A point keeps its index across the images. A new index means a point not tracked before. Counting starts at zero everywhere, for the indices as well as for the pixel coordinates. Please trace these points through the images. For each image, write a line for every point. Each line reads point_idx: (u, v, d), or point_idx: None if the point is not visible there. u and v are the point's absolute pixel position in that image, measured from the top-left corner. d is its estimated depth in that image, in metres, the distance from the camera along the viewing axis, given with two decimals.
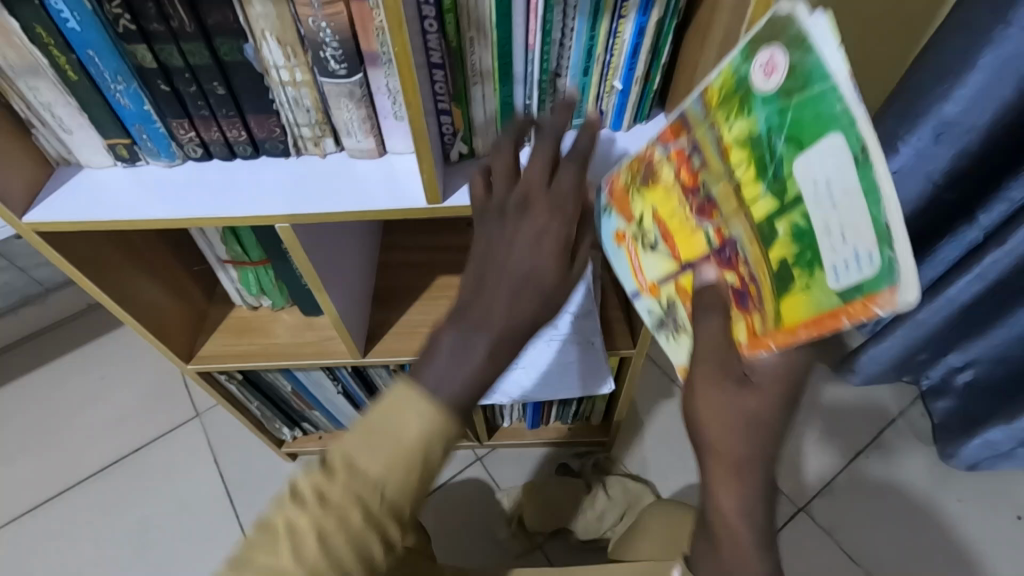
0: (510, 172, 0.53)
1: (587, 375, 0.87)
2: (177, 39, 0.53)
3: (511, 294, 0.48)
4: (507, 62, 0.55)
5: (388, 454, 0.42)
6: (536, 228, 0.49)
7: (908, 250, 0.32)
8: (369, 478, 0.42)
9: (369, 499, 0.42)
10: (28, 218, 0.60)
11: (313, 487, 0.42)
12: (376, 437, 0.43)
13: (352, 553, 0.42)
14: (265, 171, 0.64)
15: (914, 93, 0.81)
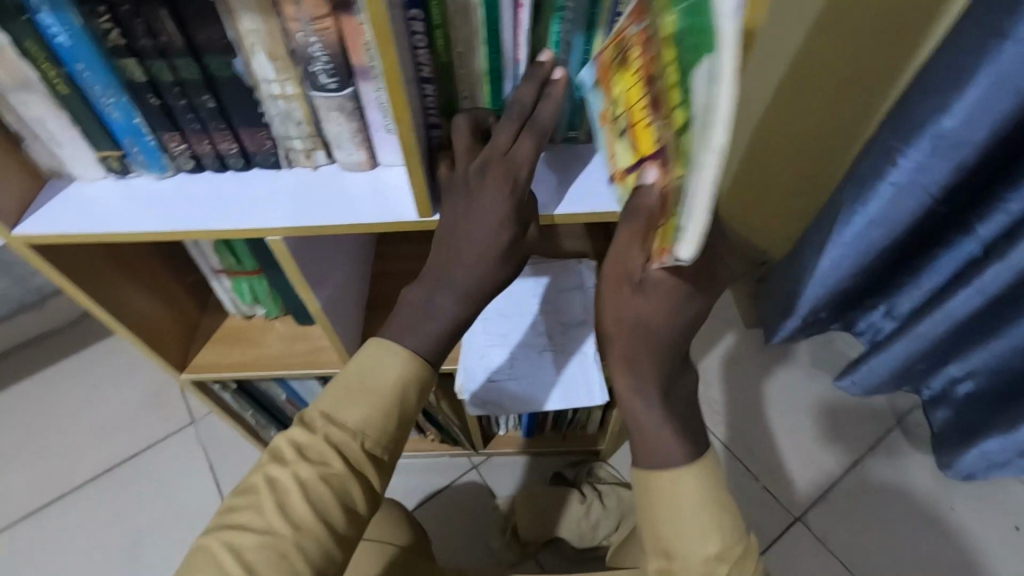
0: (472, 144, 0.55)
1: (571, 385, 0.84)
2: (167, 54, 0.53)
3: (474, 262, 0.54)
4: (496, 75, 0.55)
5: (365, 403, 0.52)
6: (493, 195, 0.53)
7: (706, 200, 0.39)
8: (347, 427, 0.52)
9: (347, 445, 0.51)
10: (18, 231, 0.60)
11: (294, 441, 0.50)
12: (356, 391, 0.52)
13: (334, 499, 0.50)
14: (256, 183, 0.64)
15: (914, 107, 0.83)
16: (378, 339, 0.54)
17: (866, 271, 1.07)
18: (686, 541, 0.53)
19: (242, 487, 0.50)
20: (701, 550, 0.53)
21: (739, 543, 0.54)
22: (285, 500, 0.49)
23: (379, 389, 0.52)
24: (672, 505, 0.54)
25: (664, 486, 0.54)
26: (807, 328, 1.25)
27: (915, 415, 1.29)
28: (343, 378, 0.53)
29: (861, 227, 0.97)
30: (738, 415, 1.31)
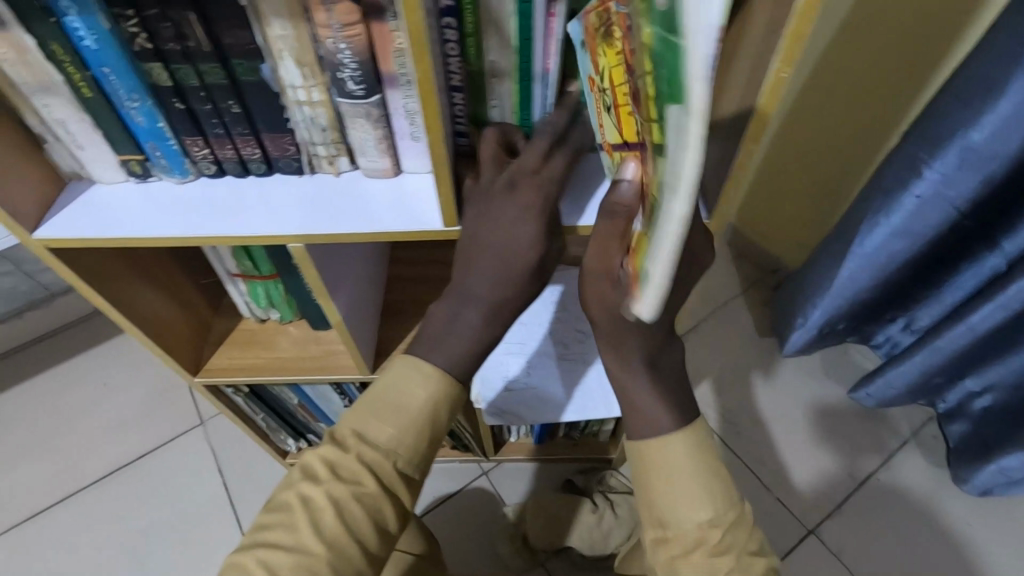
0: (498, 156, 0.54)
1: (589, 399, 0.83)
2: (194, 59, 0.52)
3: (496, 274, 0.55)
4: (527, 87, 0.53)
5: (398, 423, 0.55)
6: (520, 208, 0.53)
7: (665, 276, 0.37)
8: (379, 446, 0.54)
9: (380, 464, 0.54)
10: (39, 234, 0.59)
11: (329, 460, 0.53)
12: (384, 410, 0.55)
13: (365, 516, 0.53)
14: (277, 189, 0.63)
15: (942, 118, 0.82)
16: (411, 359, 0.57)
17: (887, 283, 1.06)
18: (679, 506, 0.54)
19: (274, 505, 0.53)
20: (694, 515, 0.53)
21: (733, 509, 0.54)
22: (318, 518, 0.51)
23: (413, 411, 0.55)
24: (664, 473, 0.55)
25: (654, 455, 0.55)
26: (822, 340, 1.22)
27: (931, 427, 1.25)
28: (376, 397, 0.56)
29: (882, 239, 0.96)
30: (755, 420, 1.26)
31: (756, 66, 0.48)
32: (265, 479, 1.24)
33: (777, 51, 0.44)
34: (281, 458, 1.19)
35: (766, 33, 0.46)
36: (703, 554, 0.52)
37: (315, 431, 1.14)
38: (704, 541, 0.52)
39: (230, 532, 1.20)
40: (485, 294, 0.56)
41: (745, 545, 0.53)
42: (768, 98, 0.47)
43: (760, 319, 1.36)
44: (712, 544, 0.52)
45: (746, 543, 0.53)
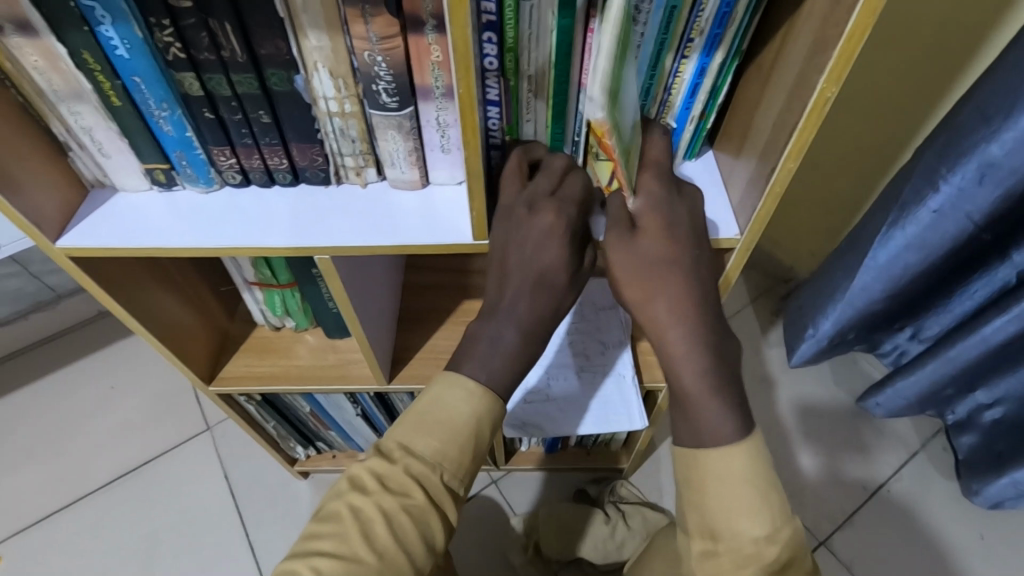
0: (517, 175, 0.57)
1: (613, 408, 0.82)
2: (227, 69, 0.52)
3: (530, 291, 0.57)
4: (561, 99, 0.55)
5: (443, 436, 0.54)
6: (545, 226, 0.56)
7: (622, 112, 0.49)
8: (426, 459, 0.54)
9: (427, 477, 0.53)
10: (62, 243, 0.58)
11: (376, 472, 0.53)
12: (431, 422, 0.54)
13: (415, 529, 0.53)
14: (302, 200, 0.62)
15: (960, 133, 0.81)
16: (453, 374, 0.56)
17: (899, 294, 1.03)
18: (735, 520, 0.52)
19: (321, 515, 0.53)
20: (749, 528, 0.51)
21: (789, 524, 0.52)
22: (369, 528, 0.52)
23: (457, 425, 0.54)
24: (720, 484, 0.53)
25: (710, 466, 0.53)
26: (831, 350, 1.20)
27: (939, 440, 1.25)
28: (421, 410, 0.55)
29: (896, 251, 0.95)
30: (766, 431, 1.26)
31: (800, 85, 0.47)
32: (274, 485, 1.23)
33: (823, 70, 0.44)
34: (290, 465, 1.18)
35: (811, 53, 0.46)
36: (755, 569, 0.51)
37: (326, 438, 1.13)
38: (754, 552, 0.51)
39: (237, 539, 1.18)
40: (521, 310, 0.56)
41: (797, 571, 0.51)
42: (811, 117, 0.47)
43: (770, 328, 1.37)
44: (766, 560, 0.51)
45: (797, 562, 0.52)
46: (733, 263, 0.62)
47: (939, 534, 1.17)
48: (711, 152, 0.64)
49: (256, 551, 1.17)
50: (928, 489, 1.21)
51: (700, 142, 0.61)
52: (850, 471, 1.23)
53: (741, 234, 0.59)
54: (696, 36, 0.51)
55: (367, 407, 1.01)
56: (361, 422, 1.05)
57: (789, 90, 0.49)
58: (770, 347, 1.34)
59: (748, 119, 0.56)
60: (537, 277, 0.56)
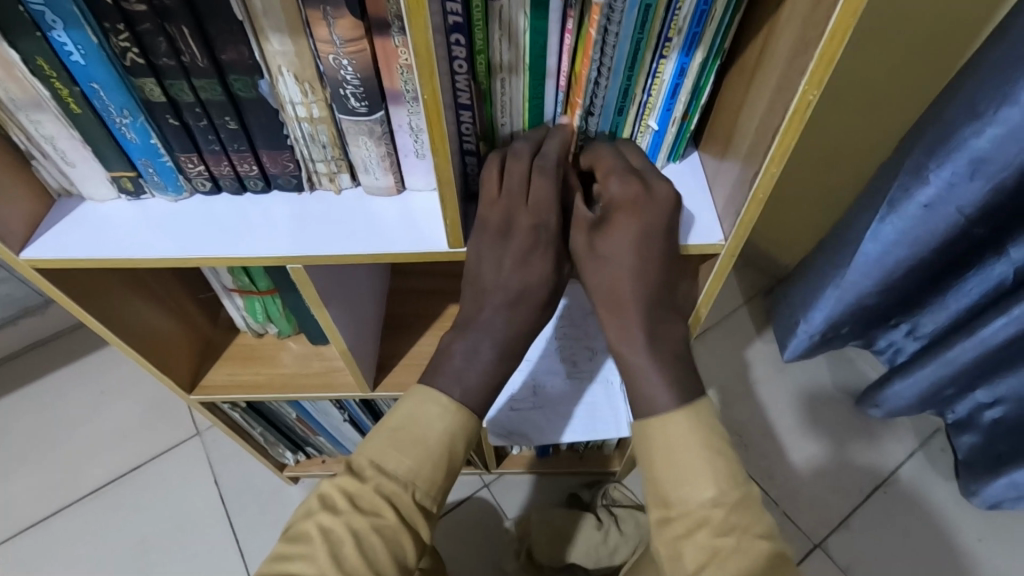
0: (493, 193, 0.55)
1: (600, 419, 0.80)
2: (189, 74, 0.50)
3: (509, 307, 0.58)
4: (536, 93, 0.53)
5: (414, 455, 0.54)
6: (523, 245, 0.56)
7: None
8: (398, 478, 0.54)
9: (399, 496, 0.54)
10: (25, 255, 0.57)
11: (347, 493, 0.53)
12: (403, 440, 0.55)
13: (387, 551, 0.53)
14: (276, 207, 0.61)
15: (947, 126, 0.79)
16: (427, 388, 0.57)
17: (891, 288, 1.01)
18: (682, 483, 0.54)
19: (292, 535, 0.53)
20: (695, 486, 0.53)
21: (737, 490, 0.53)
22: (338, 550, 0.51)
23: (430, 443, 0.55)
24: (668, 446, 0.54)
25: (656, 428, 0.55)
26: (824, 344, 1.18)
27: (938, 439, 1.23)
28: (393, 430, 0.56)
29: (885, 244, 0.93)
30: (761, 432, 1.24)
31: (780, 89, 0.46)
32: (263, 492, 1.22)
33: (804, 71, 0.42)
34: (280, 470, 1.16)
35: (792, 54, 0.44)
36: (705, 534, 0.52)
37: (315, 444, 1.12)
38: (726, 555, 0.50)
39: (228, 545, 1.17)
40: (500, 326, 0.58)
41: (750, 526, 0.52)
42: (793, 121, 0.45)
43: (765, 328, 1.35)
44: (715, 523, 0.52)
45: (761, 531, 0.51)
46: (709, 288, 0.63)
47: (938, 536, 1.15)
48: (696, 154, 0.62)
49: (246, 559, 1.16)
50: (926, 489, 1.19)
51: (684, 144, 0.60)
52: (845, 471, 1.21)
53: (725, 240, 0.57)
54: (674, 35, 0.49)
55: (355, 413, 0.99)
56: (349, 427, 1.03)
57: (771, 92, 0.47)
58: (765, 346, 1.32)
59: (732, 121, 0.54)
60: (516, 294, 0.58)
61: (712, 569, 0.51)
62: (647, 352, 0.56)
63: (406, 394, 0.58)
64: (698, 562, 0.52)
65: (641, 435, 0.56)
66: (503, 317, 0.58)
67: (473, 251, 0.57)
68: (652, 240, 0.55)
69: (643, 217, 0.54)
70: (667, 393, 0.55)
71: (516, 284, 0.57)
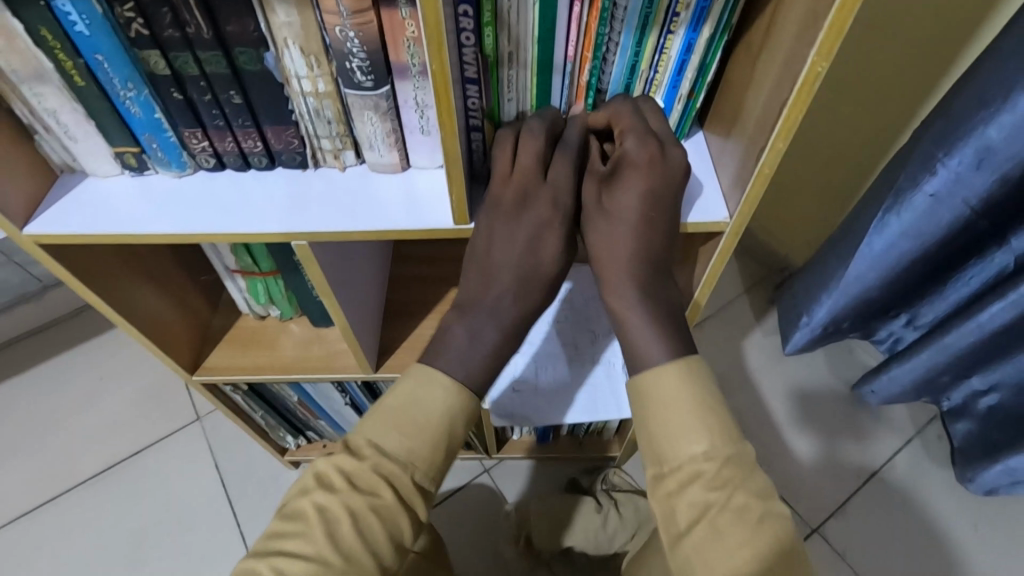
0: (507, 168, 0.56)
1: (605, 405, 0.80)
2: (193, 47, 0.50)
3: (514, 289, 0.58)
4: (544, 71, 0.53)
5: (414, 436, 0.54)
6: (535, 220, 0.57)
7: None
8: (397, 458, 0.54)
9: (398, 477, 0.53)
10: (28, 231, 0.57)
11: (344, 472, 0.53)
12: (401, 421, 0.55)
13: (383, 529, 0.53)
14: (280, 184, 0.61)
15: (958, 114, 0.79)
16: (427, 368, 0.57)
17: (895, 282, 1.02)
18: (674, 438, 0.52)
19: (289, 513, 0.53)
20: (690, 446, 0.52)
21: (732, 446, 0.52)
22: (335, 528, 0.52)
23: (428, 424, 0.55)
24: (660, 398, 0.54)
25: (648, 383, 0.55)
26: (826, 338, 1.18)
27: (934, 427, 1.24)
28: (394, 407, 0.55)
29: (891, 238, 0.93)
30: (760, 420, 1.25)
31: (789, 64, 0.45)
32: (264, 477, 1.22)
33: (813, 44, 0.42)
34: (280, 454, 1.17)
35: (800, 30, 0.44)
36: (699, 488, 0.50)
37: (315, 428, 1.12)
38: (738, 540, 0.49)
39: (229, 528, 1.18)
40: (505, 309, 0.58)
41: (744, 483, 0.50)
42: (800, 95, 0.45)
43: (765, 317, 1.35)
44: (708, 477, 0.50)
45: (756, 510, 0.50)
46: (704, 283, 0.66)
47: (933, 523, 1.16)
48: (701, 134, 0.62)
49: (248, 543, 1.16)
50: (923, 477, 1.20)
51: (690, 122, 0.60)
52: (840, 457, 1.22)
53: (730, 218, 0.57)
54: (682, 10, 0.49)
55: (356, 397, 0.99)
56: (350, 411, 1.04)
57: (778, 70, 0.47)
58: (763, 334, 1.33)
59: (738, 101, 0.54)
60: (523, 276, 0.58)
61: (704, 526, 0.49)
62: (655, 332, 0.56)
63: (406, 373, 0.57)
64: (691, 518, 0.50)
65: (644, 399, 0.55)
66: (506, 295, 0.58)
67: (483, 228, 0.57)
68: (659, 226, 0.55)
69: (659, 178, 0.54)
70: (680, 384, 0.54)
71: (523, 268, 0.58)
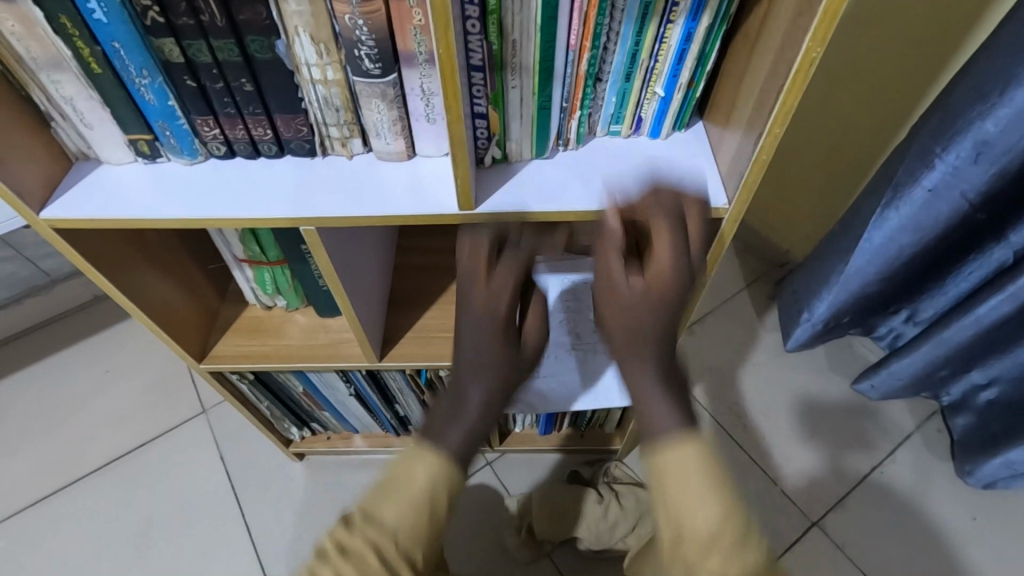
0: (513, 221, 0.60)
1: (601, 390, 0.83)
2: (207, 35, 0.51)
3: (475, 334, 0.56)
4: (548, 60, 0.54)
5: (402, 504, 0.51)
6: (508, 268, 0.58)
7: None
8: (385, 525, 0.50)
9: (387, 546, 0.49)
10: (45, 215, 0.58)
11: (336, 542, 0.49)
12: (389, 490, 0.52)
13: None
14: (289, 171, 0.62)
15: (954, 108, 0.80)
16: (420, 445, 0.54)
17: (895, 276, 1.02)
18: (685, 513, 0.48)
19: None
20: (701, 521, 0.48)
21: (740, 524, 0.48)
22: None
23: (416, 492, 0.51)
24: (665, 467, 0.50)
25: (665, 456, 0.50)
26: (826, 334, 1.19)
27: (934, 422, 1.25)
28: (385, 479, 0.53)
29: (890, 232, 0.94)
30: (760, 414, 1.26)
31: (784, 51, 0.47)
32: (268, 469, 1.24)
33: (807, 31, 0.43)
34: (285, 446, 1.18)
35: (795, 17, 0.45)
36: (706, 558, 0.47)
37: (319, 420, 1.14)
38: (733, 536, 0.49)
39: (233, 519, 1.19)
40: (469, 352, 0.56)
41: (745, 554, 0.48)
42: (796, 81, 0.46)
43: (765, 314, 1.36)
44: (716, 552, 0.47)
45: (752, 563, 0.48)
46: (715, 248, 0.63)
47: (934, 517, 1.16)
48: (700, 123, 0.64)
49: (252, 534, 1.18)
50: (923, 471, 1.20)
51: (689, 112, 0.61)
52: (841, 451, 1.23)
53: (729, 204, 0.58)
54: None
55: (360, 387, 1.01)
56: (354, 402, 1.05)
57: (773, 57, 0.49)
58: (764, 330, 1.34)
59: (735, 89, 0.55)
60: (488, 321, 0.56)
61: None
62: None
63: (399, 454, 0.54)
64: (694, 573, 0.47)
65: (659, 470, 0.50)
66: (479, 372, 0.56)
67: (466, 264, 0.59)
68: (650, 298, 0.53)
69: (674, 251, 0.53)
70: (674, 422, 0.51)
71: (489, 321, 0.56)
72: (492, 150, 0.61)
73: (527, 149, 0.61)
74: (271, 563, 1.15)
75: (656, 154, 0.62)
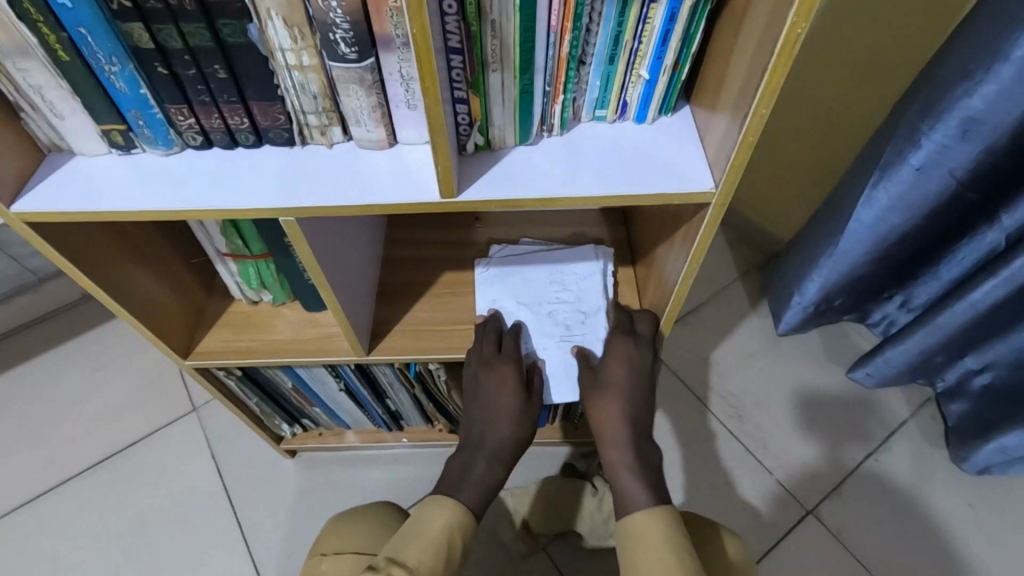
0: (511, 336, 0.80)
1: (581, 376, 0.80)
2: (176, 19, 0.50)
3: (489, 422, 0.77)
4: (529, 43, 0.53)
5: (422, 548, 0.64)
6: (505, 371, 0.77)
7: None
8: (408, 565, 0.62)
9: None
10: (16, 208, 0.57)
11: None
12: (411, 539, 0.65)
13: None
14: (268, 160, 0.61)
15: (941, 89, 0.79)
16: (436, 497, 0.71)
17: (886, 258, 1.02)
18: (645, 563, 0.64)
19: None
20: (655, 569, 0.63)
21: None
22: None
23: (434, 533, 0.66)
24: (634, 535, 0.67)
25: (636, 521, 0.68)
26: (817, 318, 1.19)
27: (928, 409, 1.24)
28: (408, 530, 0.66)
29: (879, 211, 0.93)
30: (754, 403, 1.25)
31: (770, 26, 0.45)
32: (261, 466, 1.23)
33: (793, 4, 0.42)
34: (277, 443, 1.17)
35: None
36: None
37: (311, 416, 1.13)
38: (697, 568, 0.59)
39: (227, 517, 1.18)
40: (489, 442, 0.76)
41: None
42: (781, 57, 0.45)
43: (759, 303, 1.35)
44: None
45: None
46: (664, 327, 0.80)
47: (930, 503, 1.16)
48: (686, 108, 0.63)
49: (246, 532, 1.17)
50: (918, 458, 1.20)
51: (675, 97, 0.60)
52: (835, 441, 1.22)
53: (715, 187, 0.57)
54: None
55: (350, 382, 0.99)
56: (345, 397, 1.04)
57: (759, 33, 0.47)
58: (757, 319, 1.33)
59: (721, 69, 0.54)
60: (498, 411, 0.77)
61: None
62: None
63: (420, 503, 0.71)
64: None
65: (627, 531, 0.68)
66: (494, 451, 0.76)
67: (474, 370, 0.78)
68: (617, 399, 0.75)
69: (632, 358, 0.77)
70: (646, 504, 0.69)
71: (498, 409, 0.77)
72: (474, 137, 0.60)
73: (510, 135, 0.60)
74: (266, 561, 1.14)
75: (642, 139, 0.61)
